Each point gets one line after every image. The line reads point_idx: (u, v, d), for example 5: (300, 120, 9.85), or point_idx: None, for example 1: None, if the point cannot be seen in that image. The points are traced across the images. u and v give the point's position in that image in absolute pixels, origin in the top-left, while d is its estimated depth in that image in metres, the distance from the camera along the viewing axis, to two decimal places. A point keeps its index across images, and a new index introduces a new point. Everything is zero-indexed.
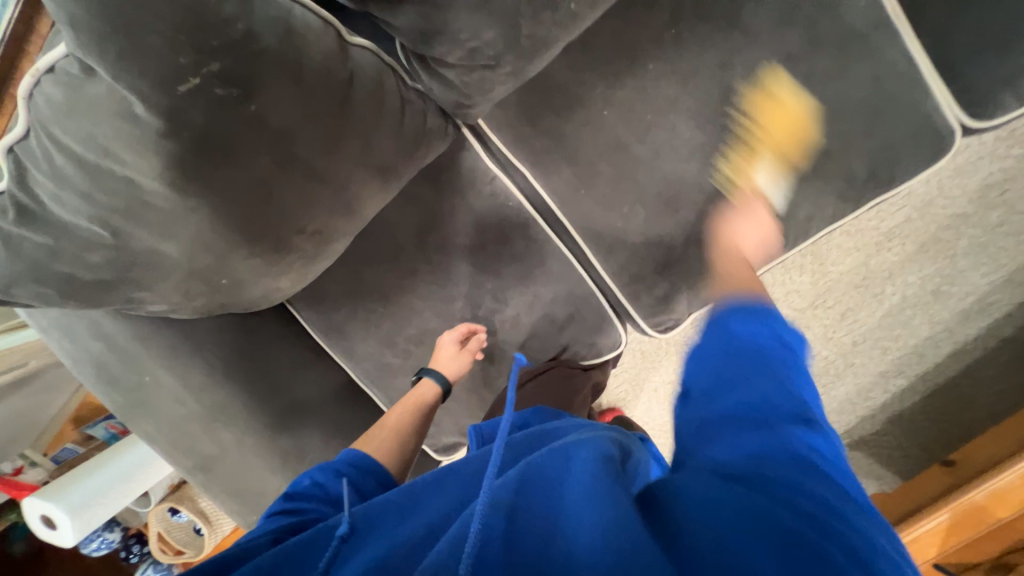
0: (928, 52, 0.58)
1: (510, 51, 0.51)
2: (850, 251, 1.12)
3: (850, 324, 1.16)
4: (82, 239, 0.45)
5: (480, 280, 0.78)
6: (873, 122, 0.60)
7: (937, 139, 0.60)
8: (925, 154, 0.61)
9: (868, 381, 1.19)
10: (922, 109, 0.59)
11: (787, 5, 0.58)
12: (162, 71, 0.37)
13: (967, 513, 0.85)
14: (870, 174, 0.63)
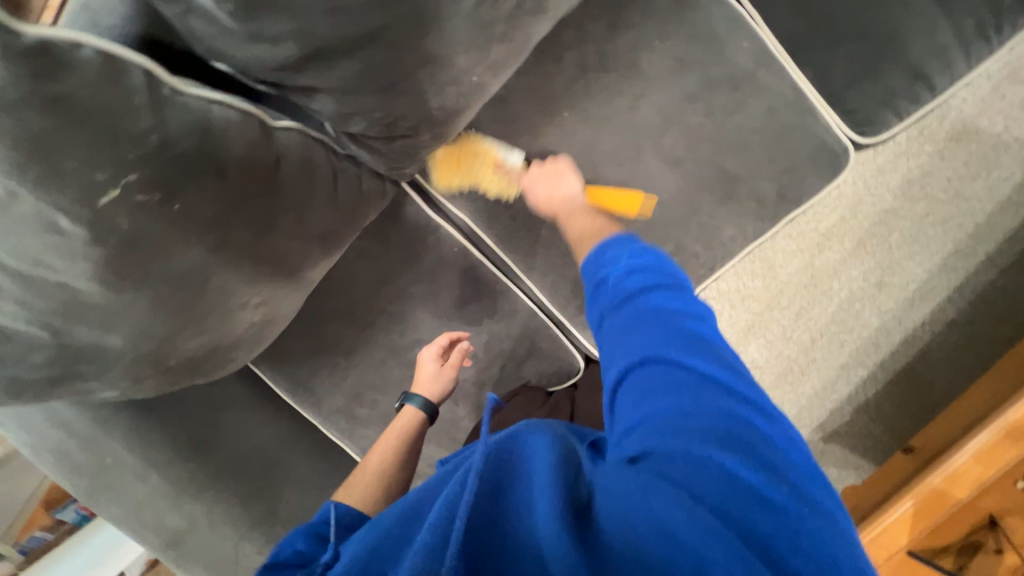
0: (812, 83, 0.63)
1: (425, 122, 0.55)
2: (796, 252, 1.17)
3: (806, 321, 1.21)
4: (22, 342, 0.46)
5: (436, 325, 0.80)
6: (774, 148, 0.65)
7: (833, 158, 0.66)
8: (826, 172, 0.66)
9: (831, 375, 1.23)
10: (815, 133, 0.64)
11: (680, 51, 0.62)
12: (82, 188, 0.39)
13: (931, 499, 0.88)
14: (781, 192, 0.67)
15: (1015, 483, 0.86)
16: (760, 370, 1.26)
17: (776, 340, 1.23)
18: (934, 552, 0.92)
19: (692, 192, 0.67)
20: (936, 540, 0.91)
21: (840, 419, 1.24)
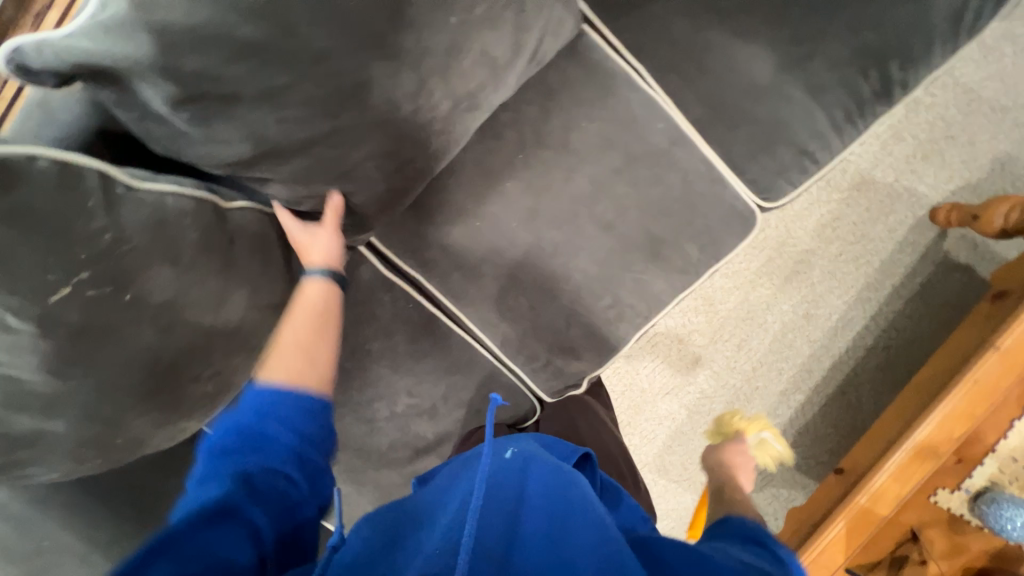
0: (720, 156, 0.72)
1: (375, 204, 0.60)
2: (733, 288, 1.28)
3: (746, 351, 1.32)
4: None
5: (393, 379, 0.82)
6: (691, 213, 0.74)
7: (743, 220, 0.75)
8: (738, 231, 0.75)
9: (773, 401, 1.33)
10: (726, 199, 0.74)
11: (605, 130, 0.71)
12: (33, 287, 0.41)
13: (858, 518, 0.96)
14: (701, 250, 0.75)
15: (928, 498, 0.95)
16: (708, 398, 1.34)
17: (721, 369, 1.32)
18: (867, 568, 0.99)
19: (624, 251, 0.75)
20: (869, 557, 0.99)
21: (785, 442, 1.33)
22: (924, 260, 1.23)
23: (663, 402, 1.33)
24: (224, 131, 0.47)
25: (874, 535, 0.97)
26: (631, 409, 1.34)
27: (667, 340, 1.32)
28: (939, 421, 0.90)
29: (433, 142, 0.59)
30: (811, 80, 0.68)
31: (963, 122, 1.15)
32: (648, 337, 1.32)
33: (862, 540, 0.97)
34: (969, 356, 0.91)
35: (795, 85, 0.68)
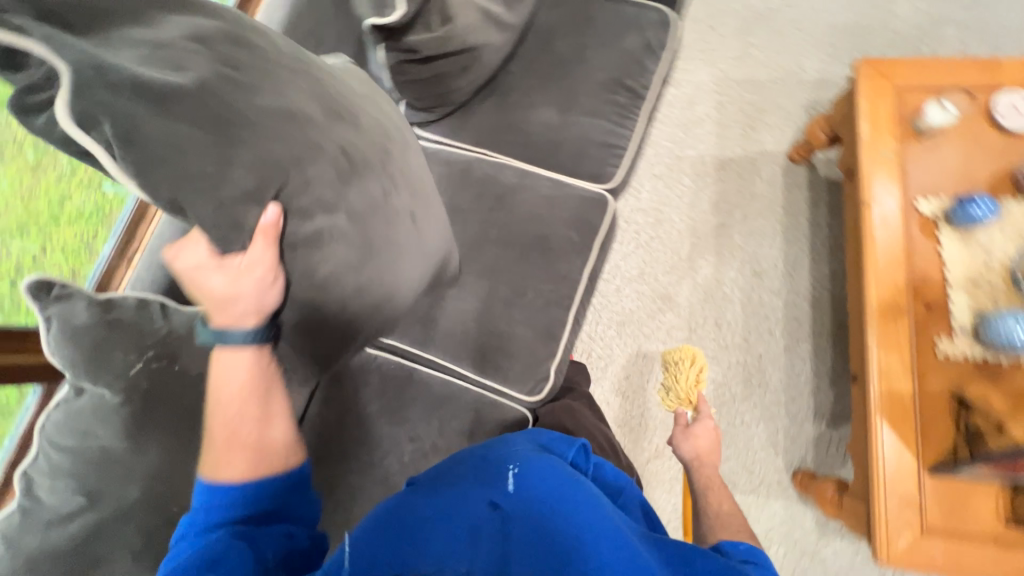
0: (558, 172, 1.04)
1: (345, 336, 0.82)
2: (680, 278, 1.44)
3: (727, 326, 1.39)
4: (68, 512, 0.64)
5: (396, 431, 0.96)
6: (558, 212, 1.01)
7: (598, 202, 1.02)
8: (599, 210, 1.02)
9: (785, 361, 1.35)
10: (577, 194, 1.02)
11: (476, 190, 1.04)
12: (121, 366, 0.66)
13: (889, 406, 0.92)
14: (580, 235, 1.01)
15: (937, 355, 0.92)
16: (724, 386, 1.36)
17: (718, 352, 1.38)
18: (950, 457, 0.89)
19: (525, 255, 0.99)
20: (944, 444, 0.89)
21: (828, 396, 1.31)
22: (814, 190, 1.42)
23: None
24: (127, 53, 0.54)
25: (921, 415, 0.91)
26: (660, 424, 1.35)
27: (652, 346, 1.41)
28: (874, 279, 0.97)
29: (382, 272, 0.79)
30: (584, 110, 1.04)
31: (763, 98, 1.49)
32: (636, 350, 1.42)
33: (915, 430, 0.90)
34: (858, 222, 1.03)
35: (577, 117, 1.04)
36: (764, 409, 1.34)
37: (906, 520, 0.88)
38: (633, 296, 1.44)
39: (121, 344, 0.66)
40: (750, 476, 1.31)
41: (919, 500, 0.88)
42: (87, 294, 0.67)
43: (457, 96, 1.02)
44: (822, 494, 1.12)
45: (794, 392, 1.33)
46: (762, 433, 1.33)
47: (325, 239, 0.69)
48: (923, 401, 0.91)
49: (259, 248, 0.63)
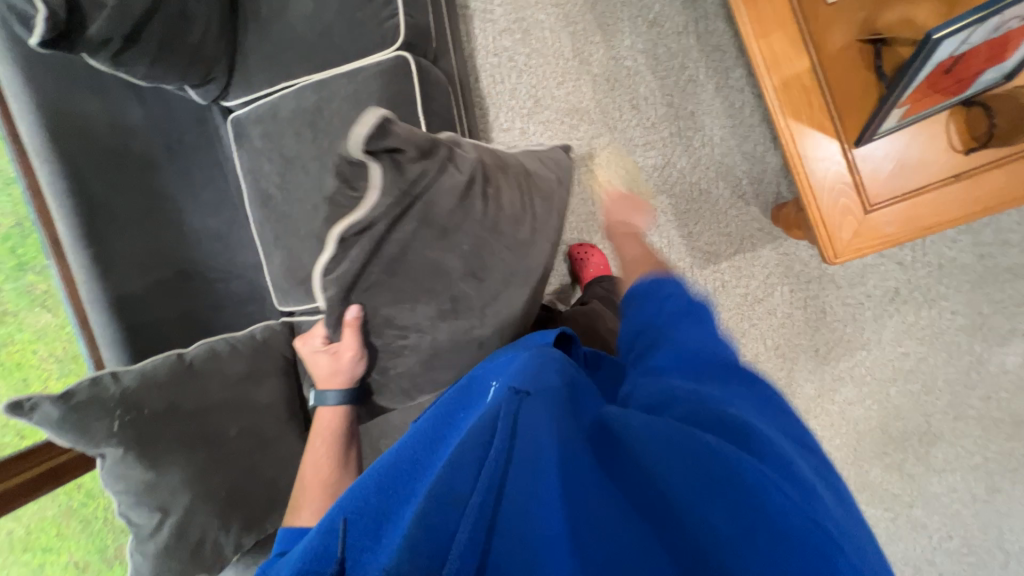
0: (349, 60, 0.96)
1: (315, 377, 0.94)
2: (576, 81, 1.26)
3: (646, 103, 1.24)
4: (152, 527, 0.86)
5: None
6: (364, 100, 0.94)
7: (399, 68, 0.95)
8: (405, 75, 0.95)
9: (720, 101, 1.23)
10: (375, 71, 0.94)
11: (291, 125, 0.99)
12: (104, 429, 0.82)
13: (790, 99, 0.80)
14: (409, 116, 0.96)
15: (829, 5, 0.78)
16: (668, 166, 1.24)
17: (650, 136, 1.25)
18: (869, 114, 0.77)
19: None
20: (862, 103, 0.77)
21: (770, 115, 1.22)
22: None
23: (641, 206, 1.25)
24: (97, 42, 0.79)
25: (827, 84, 0.79)
26: None
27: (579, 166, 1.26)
28: None
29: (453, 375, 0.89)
30: None
31: None
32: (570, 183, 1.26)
33: (826, 108, 0.79)
34: None
35: None
36: (717, 167, 1.23)
37: (845, 209, 0.79)
38: (541, 130, 1.26)
39: (96, 416, 0.82)
40: (729, 240, 1.24)
41: (851, 177, 0.79)
42: (48, 397, 0.80)
43: (212, 49, 0.92)
44: (788, 219, 1.10)
45: (742, 133, 1.23)
46: (725, 190, 1.23)
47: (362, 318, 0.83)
48: (824, 70, 0.79)
49: (349, 334, 0.84)
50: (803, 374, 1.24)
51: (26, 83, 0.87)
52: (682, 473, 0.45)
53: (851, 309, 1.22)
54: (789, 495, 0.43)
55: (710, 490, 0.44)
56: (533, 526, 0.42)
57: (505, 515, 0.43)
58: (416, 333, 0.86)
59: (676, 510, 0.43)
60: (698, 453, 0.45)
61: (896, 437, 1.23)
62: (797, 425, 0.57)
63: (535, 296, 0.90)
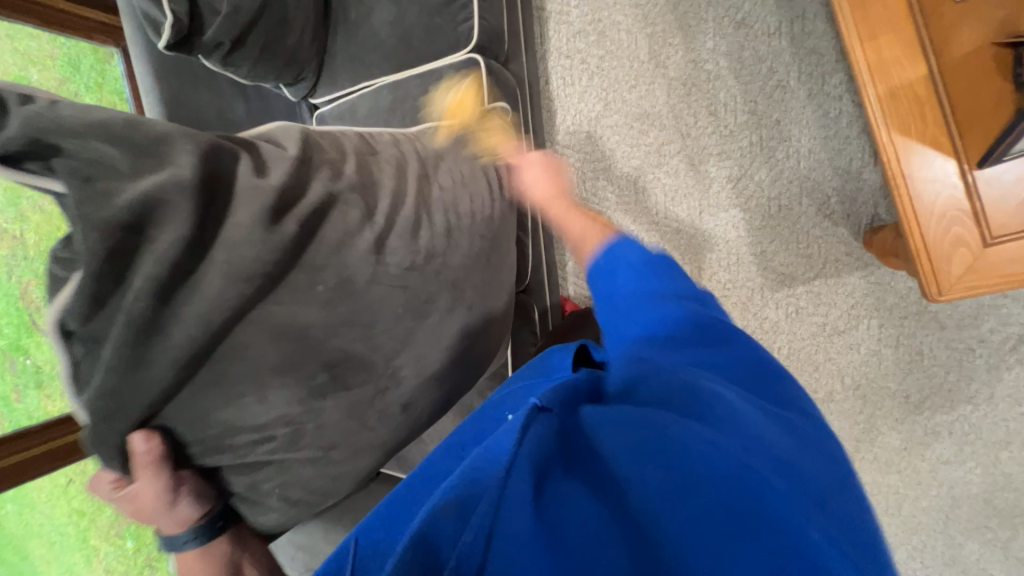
0: (422, 61, 0.99)
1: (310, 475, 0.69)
2: (650, 85, 1.20)
3: (725, 109, 1.16)
4: None
5: None
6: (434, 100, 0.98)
7: (468, 70, 0.97)
8: (474, 77, 0.97)
9: (812, 109, 1.11)
10: (446, 73, 0.98)
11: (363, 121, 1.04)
12: None
13: (898, 110, 0.70)
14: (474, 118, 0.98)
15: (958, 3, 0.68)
16: (745, 177, 1.15)
17: (726, 145, 1.16)
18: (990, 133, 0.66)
19: None
20: (982, 120, 0.67)
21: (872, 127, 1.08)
22: None
23: (710, 219, 1.17)
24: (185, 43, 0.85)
25: (942, 97, 0.69)
26: (689, 253, 1.18)
27: (644, 175, 1.20)
28: None
29: (363, 452, 0.72)
30: None
31: None
32: (633, 190, 1.21)
33: (942, 122, 0.69)
34: None
35: None
36: (802, 182, 1.12)
37: (957, 240, 0.68)
38: (609, 135, 1.22)
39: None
40: (809, 263, 1.12)
41: (966, 206, 0.68)
42: None
43: (303, 55, 1.01)
44: (883, 246, 0.97)
45: (835, 145, 1.10)
46: (809, 207, 1.12)
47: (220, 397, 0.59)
48: (943, 79, 0.69)
49: (146, 477, 0.57)
50: (886, 421, 1.10)
51: (156, 77, 0.97)
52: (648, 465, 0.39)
53: (957, 353, 1.06)
54: (730, 465, 0.38)
55: (640, 460, 0.39)
56: (507, 523, 0.37)
57: (500, 528, 0.37)
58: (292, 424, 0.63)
59: (645, 512, 0.37)
60: (657, 449, 0.39)
61: (1002, 510, 1.04)
62: (821, 430, 0.46)
63: (560, 221, 0.81)
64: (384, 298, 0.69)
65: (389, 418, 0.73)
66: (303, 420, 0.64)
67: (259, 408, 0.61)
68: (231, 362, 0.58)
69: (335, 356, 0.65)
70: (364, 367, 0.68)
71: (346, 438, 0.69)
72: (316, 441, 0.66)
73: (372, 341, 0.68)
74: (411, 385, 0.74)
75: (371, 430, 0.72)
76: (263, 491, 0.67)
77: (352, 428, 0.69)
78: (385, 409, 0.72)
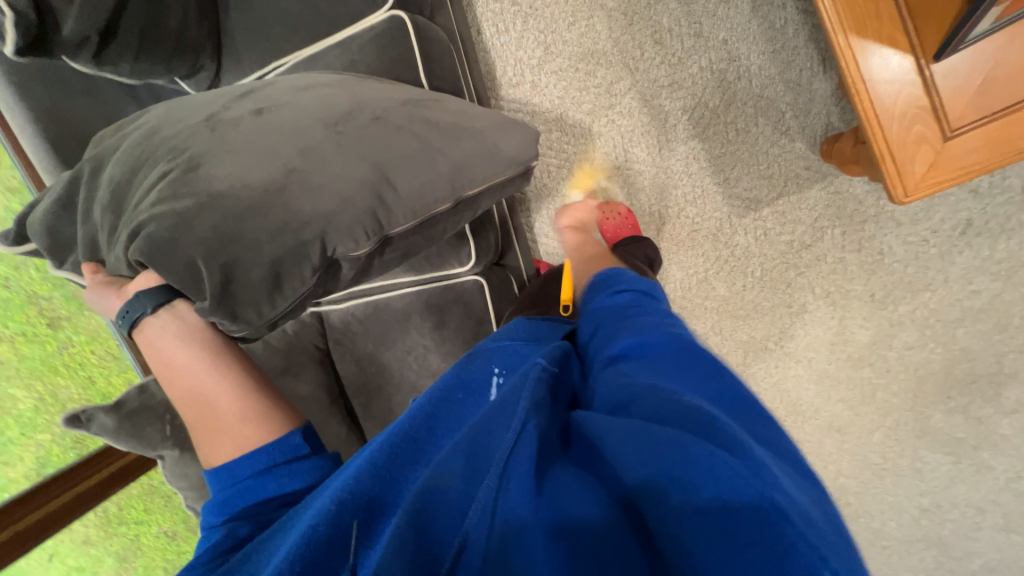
0: (336, 30, 0.88)
1: (249, 205, 0.61)
2: (590, 20, 1.12)
3: (670, 35, 1.10)
4: None
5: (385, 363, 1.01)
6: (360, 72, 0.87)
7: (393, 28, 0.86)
8: (400, 36, 0.86)
9: (755, 24, 1.08)
10: (365, 36, 0.87)
11: None
12: (153, 435, 0.86)
13: (854, 10, 0.67)
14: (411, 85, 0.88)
15: None
16: (700, 106, 1.12)
17: (676, 74, 1.11)
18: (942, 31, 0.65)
19: None
20: (935, 18, 0.65)
21: (819, 34, 1.05)
22: None
23: (670, 155, 1.15)
24: (42, 53, 0.72)
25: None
26: (655, 193, 1.17)
27: (598, 120, 1.15)
28: None
29: (250, 162, 0.63)
30: None
31: None
32: (589, 136, 1.16)
33: (899, 20, 0.66)
34: None
35: None
36: (756, 102, 1.10)
37: (919, 138, 0.68)
38: (555, 81, 1.15)
39: (149, 421, 0.86)
40: (771, 183, 1.12)
41: (928, 103, 0.67)
42: (102, 407, 0.85)
43: (195, 36, 0.85)
44: (843, 155, 0.98)
45: (784, 58, 1.08)
46: (765, 127, 1.11)
47: (136, 169, 0.66)
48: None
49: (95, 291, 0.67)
50: (857, 321, 1.16)
51: (19, 94, 0.82)
52: (634, 453, 0.40)
53: (914, 248, 1.11)
54: (742, 488, 0.34)
55: (654, 473, 0.37)
56: (520, 490, 0.41)
57: (497, 506, 0.41)
58: (179, 155, 0.64)
59: (638, 490, 0.38)
60: (681, 457, 0.37)
61: (962, 379, 1.15)
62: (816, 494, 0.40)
63: None
64: (244, 88, 0.73)
65: (312, 142, 0.66)
66: (198, 150, 0.64)
67: (152, 171, 0.65)
68: (120, 170, 0.67)
69: (200, 112, 0.69)
70: (246, 100, 0.70)
71: (249, 152, 0.64)
72: (219, 156, 0.63)
73: (224, 100, 0.71)
74: (348, 123, 0.68)
75: (246, 140, 0.65)
76: (203, 240, 0.59)
77: (257, 139, 0.65)
78: (258, 126, 0.66)
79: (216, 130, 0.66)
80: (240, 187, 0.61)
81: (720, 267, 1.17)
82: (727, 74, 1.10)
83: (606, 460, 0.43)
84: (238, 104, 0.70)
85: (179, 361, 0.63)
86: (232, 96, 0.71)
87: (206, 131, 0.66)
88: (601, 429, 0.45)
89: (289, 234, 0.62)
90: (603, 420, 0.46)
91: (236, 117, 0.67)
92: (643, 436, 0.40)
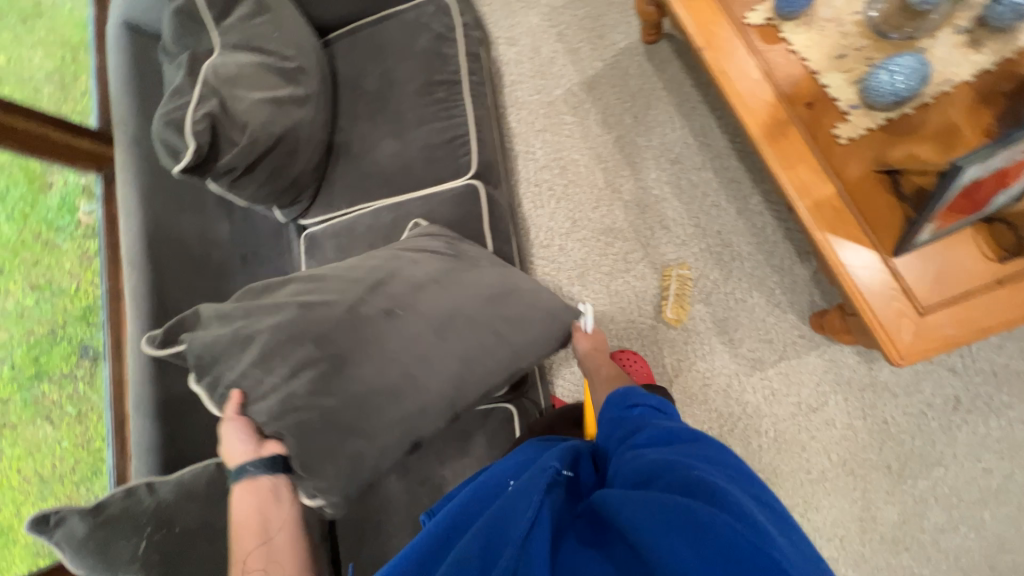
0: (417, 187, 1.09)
1: (377, 408, 0.79)
2: (610, 207, 1.41)
3: (674, 223, 1.37)
4: None
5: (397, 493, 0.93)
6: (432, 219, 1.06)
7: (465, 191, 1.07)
8: (469, 196, 1.07)
9: (742, 221, 1.35)
10: (441, 193, 1.07)
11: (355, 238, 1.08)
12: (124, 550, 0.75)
13: (823, 217, 0.87)
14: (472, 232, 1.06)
15: (841, 145, 0.87)
16: (702, 278, 1.33)
17: (680, 252, 1.35)
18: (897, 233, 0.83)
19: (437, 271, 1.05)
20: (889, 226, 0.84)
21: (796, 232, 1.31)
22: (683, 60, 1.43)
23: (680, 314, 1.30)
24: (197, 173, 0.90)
25: (856, 206, 0.86)
26: (667, 346, 1.29)
27: (616, 281, 1.35)
28: (746, 108, 0.92)
29: (381, 370, 0.80)
30: (415, 121, 1.09)
31: (591, 8, 1.50)
32: (608, 292, 1.35)
33: (860, 225, 0.86)
34: (704, 51, 0.95)
35: (415, 135, 1.09)
36: (749, 279, 1.31)
37: (899, 312, 0.83)
38: (580, 247, 1.39)
39: (124, 534, 0.75)
40: (772, 347, 1.25)
41: (897, 287, 0.84)
42: (77, 509, 0.75)
43: (305, 179, 1.05)
44: (834, 326, 1.13)
45: (767, 247, 1.32)
46: (760, 299, 1.29)
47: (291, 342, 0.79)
48: (836, 172, 0.87)
49: (232, 429, 0.78)
50: (881, 495, 1.14)
51: (141, 202, 0.98)
52: (647, 519, 0.50)
53: (916, 419, 1.17)
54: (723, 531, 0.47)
55: (667, 541, 0.47)
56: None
57: None
58: (329, 356, 0.79)
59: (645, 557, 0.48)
60: (685, 521, 0.49)
61: (1005, 572, 1.08)
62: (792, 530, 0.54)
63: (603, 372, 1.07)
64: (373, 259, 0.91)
65: (423, 339, 0.83)
66: (347, 351, 0.80)
67: (306, 349, 0.78)
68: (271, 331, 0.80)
69: (344, 293, 0.84)
70: (382, 279, 0.87)
71: (374, 355, 0.81)
72: (358, 358, 0.80)
73: (360, 274, 0.87)
74: (449, 317, 0.86)
75: (380, 333, 0.82)
76: (323, 430, 0.76)
77: (383, 337, 0.82)
78: (388, 324, 0.82)
79: (360, 327, 0.82)
80: (372, 387, 0.80)
81: (734, 425, 1.22)
82: (722, 255, 1.33)
83: (622, 543, 0.51)
84: (371, 279, 0.87)
85: (270, 520, 0.77)
86: (375, 282, 0.86)
87: (348, 320, 0.81)
88: (613, 505, 0.54)
89: (395, 429, 0.81)
90: (621, 499, 0.55)
91: (377, 311, 0.83)
92: (656, 503, 0.52)
